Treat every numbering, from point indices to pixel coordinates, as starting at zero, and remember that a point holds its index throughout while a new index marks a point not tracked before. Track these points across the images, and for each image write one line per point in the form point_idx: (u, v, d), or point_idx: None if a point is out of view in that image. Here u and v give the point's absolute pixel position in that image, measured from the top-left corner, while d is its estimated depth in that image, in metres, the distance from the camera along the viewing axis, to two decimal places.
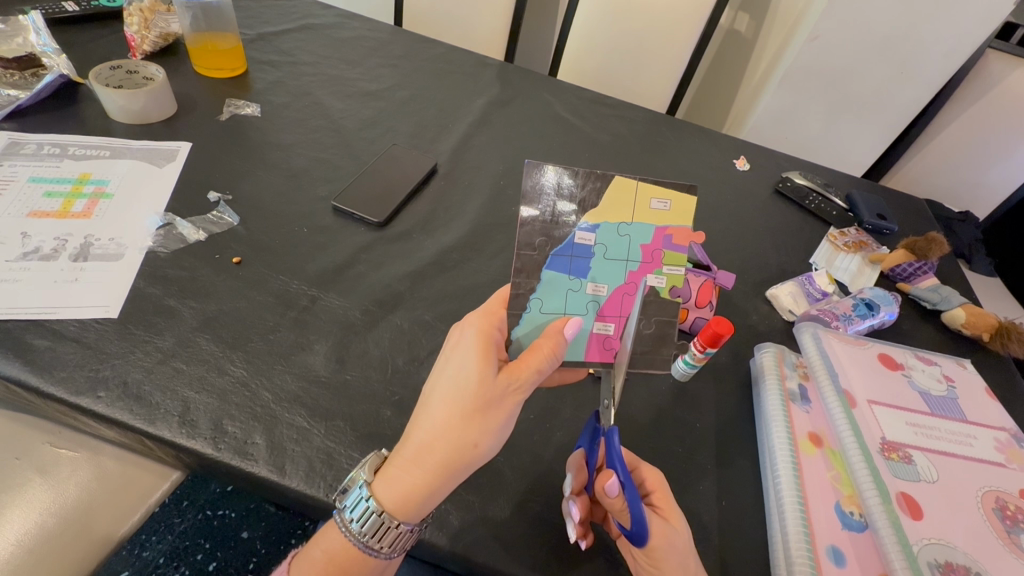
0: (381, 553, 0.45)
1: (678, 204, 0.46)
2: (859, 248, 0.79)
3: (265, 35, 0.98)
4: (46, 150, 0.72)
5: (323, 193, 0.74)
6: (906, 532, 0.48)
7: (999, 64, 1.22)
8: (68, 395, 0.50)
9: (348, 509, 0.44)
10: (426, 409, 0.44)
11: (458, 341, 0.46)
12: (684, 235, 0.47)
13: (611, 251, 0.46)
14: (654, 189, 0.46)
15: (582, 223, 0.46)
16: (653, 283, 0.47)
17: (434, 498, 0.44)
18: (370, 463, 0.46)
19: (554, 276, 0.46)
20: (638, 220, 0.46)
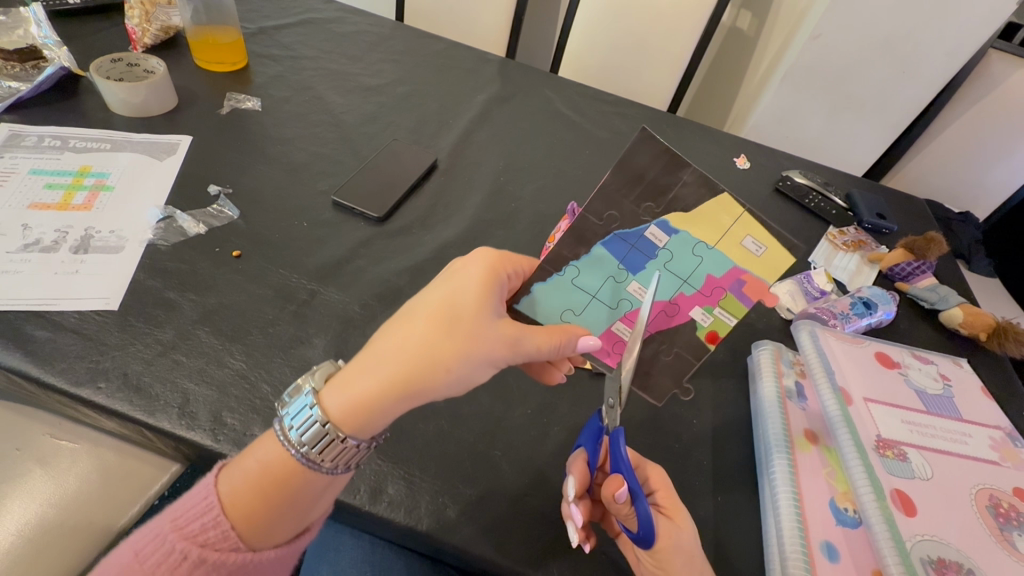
0: (323, 468, 0.41)
1: (771, 256, 0.50)
2: (858, 247, 0.81)
3: (266, 29, 0.98)
4: (46, 143, 0.72)
5: (323, 187, 0.74)
6: (900, 529, 0.48)
7: (1001, 65, 1.22)
8: (68, 385, 0.50)
9: (287, 414, 0.41)
10: (401, 318, 0.43)
11: (463, 268, 0.45)
12: (755, 290, 0.51)
13: (674, 264, 0.52)
14: (756, 230, 0.50)
15: (661, 221, 0.51)
16: (697, 316, 0.52)
17: (387, 415, 0.41)
18: (321, 371, 0.44)
19: (605, 255, 0.52)
20: (721, 249, 0.51)
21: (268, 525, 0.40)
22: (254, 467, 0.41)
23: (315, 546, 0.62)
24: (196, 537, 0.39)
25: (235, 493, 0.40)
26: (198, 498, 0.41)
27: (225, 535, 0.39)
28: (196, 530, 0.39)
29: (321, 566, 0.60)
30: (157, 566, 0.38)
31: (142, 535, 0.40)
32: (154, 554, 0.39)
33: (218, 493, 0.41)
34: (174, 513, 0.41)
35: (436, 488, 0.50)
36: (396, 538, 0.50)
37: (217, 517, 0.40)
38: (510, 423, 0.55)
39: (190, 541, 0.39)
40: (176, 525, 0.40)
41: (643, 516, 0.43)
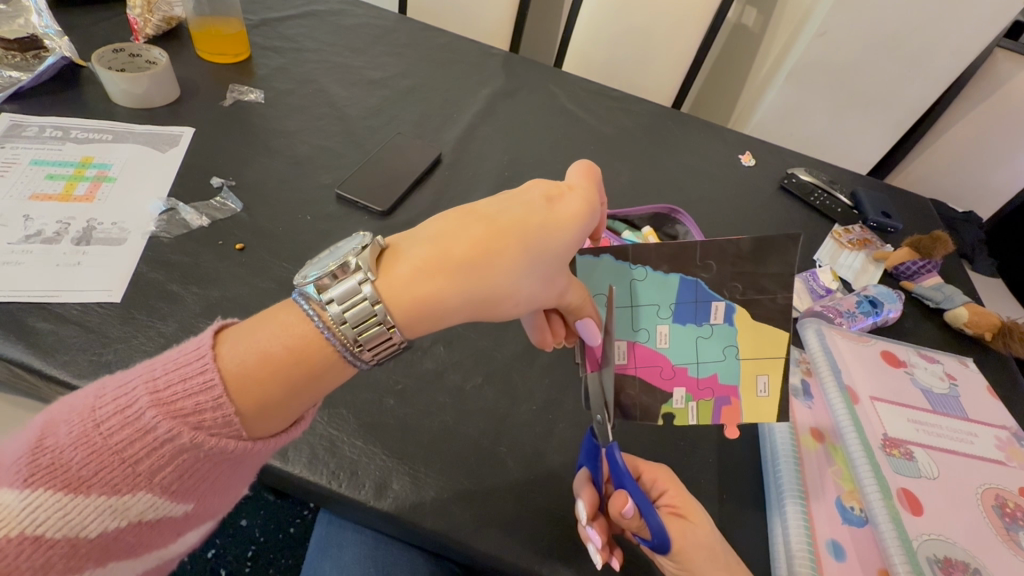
0: (361, 363, 0.40)
1: (763, 404, 0.47)
2: (864, 245, 0.79)
3: (269, 21, 0.97)
4: (48, 133, 0.71)
5: (327, 180, 0.74)
6: (906, 528, 0.48)
7: (1007, 64, 1.22)
8: (70, 378, 0.50)
9: (334, 301, 0.38)
10: (491, 224, 0.42)
11: (562, 202, 0.45)
12: (730, 417, 0.48)
13: (704, 344, 0.49)
14: (780, 377, 0.47)
15: (731, 308, 0.47)
16: (674, 393, 0.49)
17: (446, 321, 0.42)
18: (369, 252, 0.40)
19: (676, 287, 0.48)
20: (742, 364, 0.48)
21: (282, 414, 0.39)
22: (277, 351, 0.38)
23: (319, 542, 0.62)
24: (187, 417, 0.35)
25: (247, 375, 0.37)
26: (188, 371, 0.36)
27: (227, 421, 0.36)
28: (185, 409, 0.35)
29: (324, 561, 0.60)
30: (129, 443, 0.35)
31: (107, 400, 0.35)
32: (126, 432, 0.35)
33: (222, 367, 0.37)
34: (153, 382, 0.36)
35: (441, 483, 0.50)
36: (400, 533, 0.50)
37: (218, 398, 0.36)
38: (515, 420, 0.55)
39: (180, 421, 0.35)
40: (159, 400, 0.35)
41: (656, 528, 0.43)
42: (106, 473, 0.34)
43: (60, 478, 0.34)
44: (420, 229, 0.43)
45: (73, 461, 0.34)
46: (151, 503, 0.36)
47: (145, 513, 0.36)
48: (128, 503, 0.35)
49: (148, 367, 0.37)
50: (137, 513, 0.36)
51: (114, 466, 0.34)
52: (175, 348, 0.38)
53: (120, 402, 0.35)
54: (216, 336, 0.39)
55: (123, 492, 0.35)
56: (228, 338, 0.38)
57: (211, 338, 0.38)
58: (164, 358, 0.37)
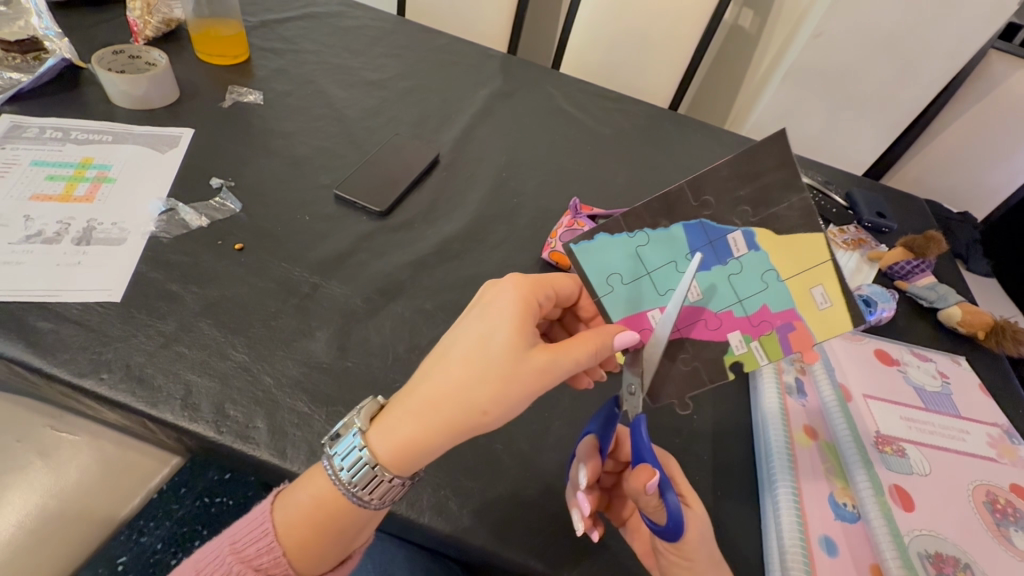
0: (370, 504, 0.42)
1: (832, 318, 0.41)
2: (858, 246, 0.81)
3: (268, 23, 0.98)
4: (48, 134, 0.72)
5: (325, 181, 0.74)
6: (898, 524, 0.49)
7: (1002, 65, 1.22)
8: (71, 376, 0.50)
9: (335, 453, 0.42)
10: (452, 362, 0.41)
11: (496, 300, 0.44)
12: (800, 342, 0.42)
13: (738, 279, 0.45)
14: (835, 282, 0.41)
15: (748, 231, 0.44)
16: (732, 340, 0.46)
17: (431, 456, 0.41)
18: (366, 410, 0.43)
19: (682, 236, 0.47)
20: (788, 285, 0.43)
21: (323, 552, 0.42)
22: (305, 501, 0.42)
23: None
24: (251, 560, 0.42)
25: (290, 528, 0.42)
26: (255, 531, 0.43)
27: (277, 561, 0.42)
28: (249, 553, 0.43)
29: None
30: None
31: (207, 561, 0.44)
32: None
33: (271, 519, 0.43)
34: (234, 542, 0.43)
35: (438, 481, 0.50)
36: (398, 530, 0.51)
37: (270, 542, 0.42)
38: (512, 418, 0.55)
39: (245, 564, 0.42)
40: (237, 553, 0.43)
41: (672, 508, 0.43)
42: None
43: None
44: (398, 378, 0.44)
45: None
46: None
47: None
48: None
49: (233, 524, 0.45)
50: None
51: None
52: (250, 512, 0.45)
53: (215, 560, 0.43)
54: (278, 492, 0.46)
55: None
56: (280, 492, 0.45)
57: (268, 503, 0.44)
58: (241, 521, 0.45)
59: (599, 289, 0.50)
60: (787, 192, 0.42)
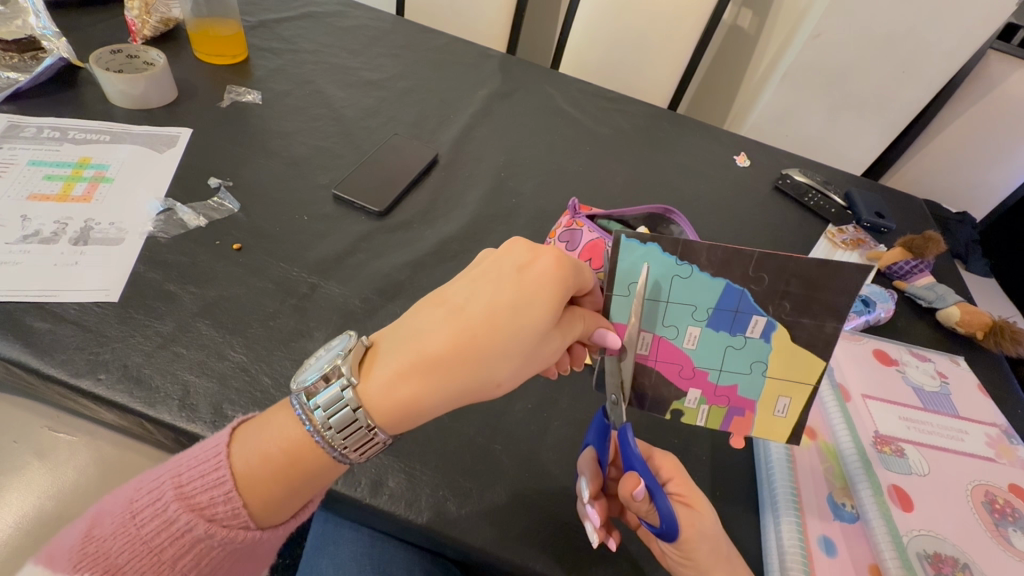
0: (349, 462, 0.43)
1: (778, 425, 0.49)
2: (858, 245, 0.79)
3: (266, 22, 0.98)
4: (46, 134, 0.72)
5: (324, 180, 0.74)
6: (896, 524, 0.48)
7: (1000, 65, 1.22)
8: (68, 376, 0.50)
9: (321, 406, 0.41)
10: (476, 319, 0.41)
11: (531, 264, 0.43)
12: (739, 426, 0.49)
13: (731, 353, 0.47)
14: (801, 403, 0.48)
15: (771, 326, 0.46)
16: (688, 395, 0.49)
17: (425, 417, 0.43)
18: (352, 357, 0.42)
19: (720, 290, 0.45)
20: (766, 382, 0.48)
21: (286, 504, 0.42)
22: (274, 451, 0.41)
23: (316, 540, 0.63)
24: (203, 509, 0.40)
25: (253, 477, 0.40)
26: (208, 470, 0.40)
27: (235, 513, 0.40)
28: (202, 502, 0.40)
29: (320, 559, 0.60)
30: (157, 534, 0.39)
31: (145, 500, 0.40)
32: (155, 523, 0.39)
33: (230, 466, 0.40)
34: (179, 478, 0.40)
35: (437, 481, 0.50)
36: (397, 531, 0.50)
37: (228, 492, 0.40)
38: (511, 419, 0.55)
39: (197, 514, 0.39)
40: (182, 494, 0.40)
41: (666, 512, 0.42)
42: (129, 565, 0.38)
43: (99, 564, 0.38)
44: (400, 331, 0.43)
45: (111, 549, 0.38)
46: None
47: None
48: None
49: (177, 462, 0.42)
50: None
51: (143, 554, 0.39)
52: (197, 447, 0.42)
53: (152, 498, 0.40)
54: (233, 433, 0.43)
55: None
56: (240, 435, 0.42)
57: (228, 441, 0.42)
58: (188, 455, 0.42)
59: (617, 287, 0.47)
60: (827, 316, 0.45)
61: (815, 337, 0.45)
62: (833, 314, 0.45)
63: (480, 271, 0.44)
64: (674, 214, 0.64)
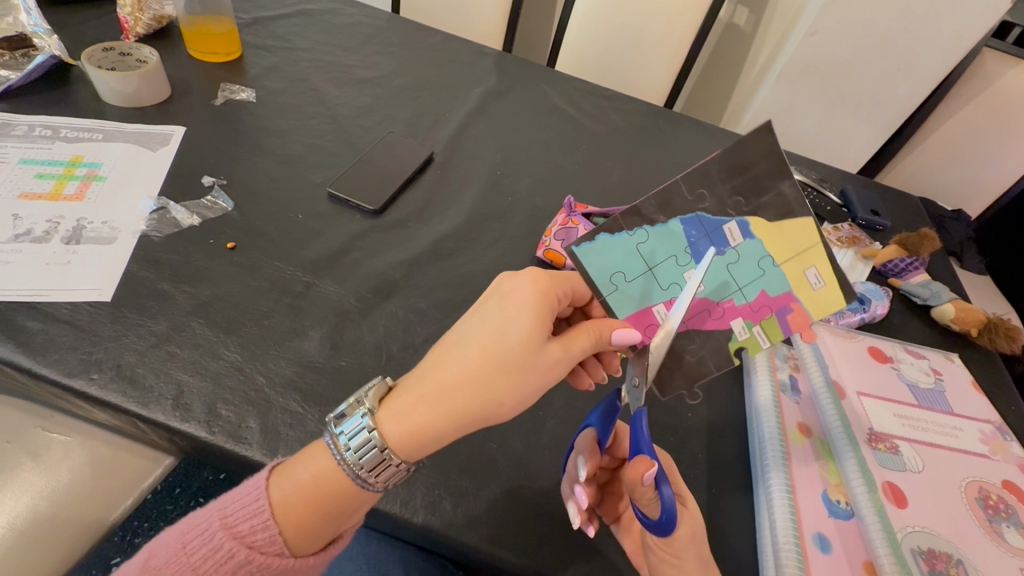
0: (372, 487, 0.42)
1: (825, 298, 0.43)
2: (853, 243, 0.81)
3: (260, 20, 0.97)
4: (37, 132, 0.71)
5: (319, 179, 0.74)
6: (891, 521, 0.49)
7: (996, 64, 1.23)
8: (60, 376, 0.50)
9: (344, 433, 0.41)
10: (470, 349, 0.42)
11: (514, 290, 0.44)
12: (799, 322, 0.44)
13: (737, 268, 0.46)
14: (828, 263, 0.43)
15: (741, 219, 0.45)
16: (736, 327, 0.47)
17: (442, 442, 0.42)
18: (374, 391, 0.43)
19: (680, 231, 0.47)
20: (784, 269, 0.44)
21: (317, 533, 0.41)
22: (305, 478, 0.41)
23: None
24: (244, 537, 0.40)
25: (287, 504, 0.40)
26: (248, 499, 0.41)
27: (272, 539, 0.40)
28: (243, 530, 0.40)
29: None
30: (205, 560, 0.39)
31: (192, 533, 0.40)
32: (204, 550, 0.40)
33: (268, 496, 0.40)
34: (225, 510, 0.41)
35: (432, 480, 0.50)
36: (392, 530, 0.50)
37: (266, 521, 0.40)
38: (505, 416, 0.55)
39: (239, 541, 0.40)
40: (226, 523, 0.40)
41: (668, 501, 0.42)
42: None
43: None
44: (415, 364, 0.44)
45: None
46: None
47: None
48: None
49: (223, 496, 0.42)
50: None
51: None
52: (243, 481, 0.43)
53: (200, 527, 0.41)
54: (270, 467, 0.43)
55: None
56: (273, 466, 0.43)
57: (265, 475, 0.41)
58: (234, 488, 0.42)
59: (603, 289, 0.48)
60: (776, 180, 0.43)
61: (784, 206, 0.43)
62: (779, 175, 0.43)
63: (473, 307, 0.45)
64: None
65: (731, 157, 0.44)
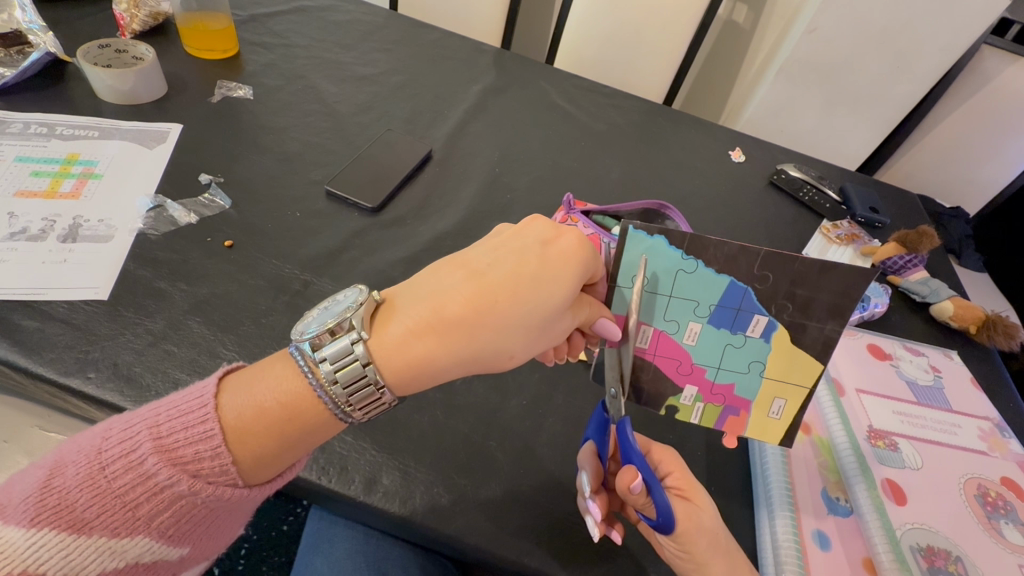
0: (352, 419, 0.43)
1: (772, 425, 0.49)
2: (852, 241, 0.81)
3: (257, 17, 0.97)
4: (33, 130, 0.71)
5: (317, 177, 0.74)
6: (890, 518, 0.49)
7: (995, 60, 1.22)
8: (56, 375, 0.50)
9: (326, 359, 0.40)
10: (495, 282, 0.42)
11: (555, 242, 0.44)
12: (733, 425, 0.50)
13: (731, 351, 0.47)
14: (796, 406, 0.48)
15: (769, 328, 0.46)
16: (686, 391, 0.50)
17: (434, 382, 0.43)
18: (363, 310, 0.42)
19: (722, 288, 0.45)
20: (762, 383, 0.48)
21: (275, 464, 0.41)
22: (271, 404, 0.41)
23: (310, 538, 0.62)
24: (186, 465, 0.39)
25: (243, 429, 0.40)
26: (190, 421, 0.39)
27: (223, 470, 0.39)
28: (184, 457, 0.39)
29: (315, 558, 0.60)
30: (131, 488, 0.38)
31: (114, 443, 0.39)
32: (130, 476, 0.38)
33: (220, 420, 0.40)
34: (157, 429, 0.39)
35: (431, 479, 0.50)
36: (391, 528, 0.50)
37: (216, 448, 0.39)
38: (504, 413, 0.55)
39: (179, 470, 0.39)
40: (161, 447, 0.39)
41: (662, 504, 0.42)
42: (99, 514, 0.38)
43: (64, 518, 0.37)
44: (416, 287, 0.44)
45: (77, 502, 0.38)
46: (148, 547, 0.39)
47: (142, 556, 0.39)
48: (125, 546, 0.38)
49: (153, 412, 0.40)
50: (133, 555, 0.39)
51: (116, 509, 0.38)
52: (180, 394, 0.41)
53: (124, 445, 0.39)
54: (221, 386, 0.42)
55: (122, 535, 0.38)
56: (229, 386, 0.42)
57: (213, 388, 0.41)
58: (169, 403, 0.41)
59: (621, 279, 0.46)
60: (828, 319, 0.45)
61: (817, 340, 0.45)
62: (834, 317, 0.44)
63: (504, 239, 0.45)
64: (669, 210, 0.65)
65: (812, 271, 0.43)
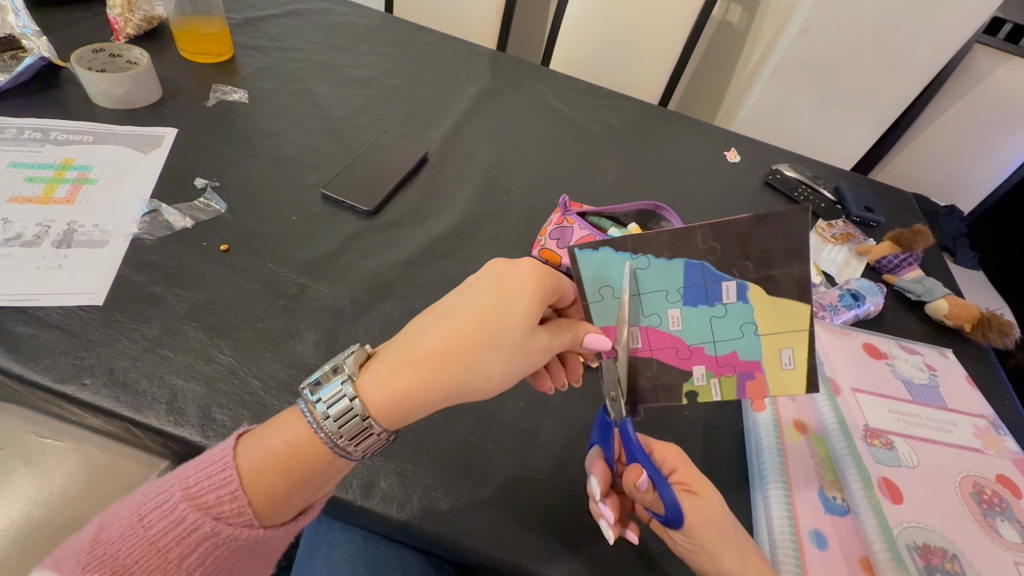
0: (354, 457, 0.43)
1: (793, 377, 0.45)
2: (847, 240, 0.81)
3: (252, 20, 0.97)
4: (26, 135, 0.70)
5: (312, 180, 0.74)
6: (887, 516, 0.49)
7: (988, 60, 1.23)
8: (52, 382, 0.50)
9: (322, 400, 0.41)
10: (463, 320, 0.42)
11: (512, 273, 0.44)
12: (755, 391, 0.46)
13: (719, 322, 0.46)
14: (805, 349, 0.45)
15: (741, 286, 0.45)
16: (696, 373, 0.48)
17: (422, 413, 0.43)
18: (355, 357, 0.43)
19: (680, 269, 0.46)
20: (763, 341, 0.46)
21: (287, 503, 0.41)
22: (277, 445, 0.41)
23: (309, 542, 0.62)
24: (210, 508, 0.40)
25: (256, 470, 0.40)
26: (214, 468, 0.41)
27: (241, 510, 0.40)
28: (209, 501, 0.40)
29: (313, 561, 0.60)
30: (164, 533, 0.39)
31: (149, 497, 0.41)
32: (163, 522, 0.39)
33: (235, 464, 0.40)
34: (186, 479, 0.41)
35: (429, 482, 0.50)
36: (390, 532, 0.50)
37: (234, 490, 0.40)
38: (500, 415, 0.55)
39: (204, 513, 0.40)
40: (189, 494, 0.40)
41: (670, 502, 0.42)
42: (133, 562, 0.38)
43: (106, 565, 0.38)
44: (401, 333, 0.44)
45: (118, 549, 0.38)
46: None
47: None
48: None
49: (183, 467, 0.42)
50: None
51: (151, 554, 0.39)
52: (207, 451, 0.43)
53: (159, 498, 0.40)
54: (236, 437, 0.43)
55: None
56: (245, 438, 0.42)
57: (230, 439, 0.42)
58: (196, 459, 0.42)
59: (590, 296, 0.48)
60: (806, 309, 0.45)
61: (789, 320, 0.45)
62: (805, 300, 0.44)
63: (465, 282, 0.45)
64: (665, 210, 0.64)
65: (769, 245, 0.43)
